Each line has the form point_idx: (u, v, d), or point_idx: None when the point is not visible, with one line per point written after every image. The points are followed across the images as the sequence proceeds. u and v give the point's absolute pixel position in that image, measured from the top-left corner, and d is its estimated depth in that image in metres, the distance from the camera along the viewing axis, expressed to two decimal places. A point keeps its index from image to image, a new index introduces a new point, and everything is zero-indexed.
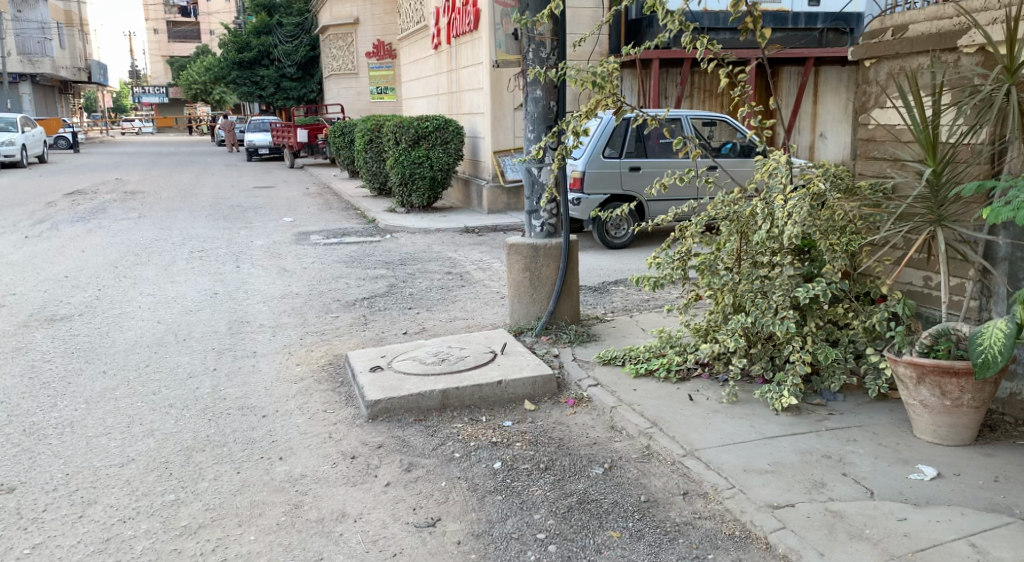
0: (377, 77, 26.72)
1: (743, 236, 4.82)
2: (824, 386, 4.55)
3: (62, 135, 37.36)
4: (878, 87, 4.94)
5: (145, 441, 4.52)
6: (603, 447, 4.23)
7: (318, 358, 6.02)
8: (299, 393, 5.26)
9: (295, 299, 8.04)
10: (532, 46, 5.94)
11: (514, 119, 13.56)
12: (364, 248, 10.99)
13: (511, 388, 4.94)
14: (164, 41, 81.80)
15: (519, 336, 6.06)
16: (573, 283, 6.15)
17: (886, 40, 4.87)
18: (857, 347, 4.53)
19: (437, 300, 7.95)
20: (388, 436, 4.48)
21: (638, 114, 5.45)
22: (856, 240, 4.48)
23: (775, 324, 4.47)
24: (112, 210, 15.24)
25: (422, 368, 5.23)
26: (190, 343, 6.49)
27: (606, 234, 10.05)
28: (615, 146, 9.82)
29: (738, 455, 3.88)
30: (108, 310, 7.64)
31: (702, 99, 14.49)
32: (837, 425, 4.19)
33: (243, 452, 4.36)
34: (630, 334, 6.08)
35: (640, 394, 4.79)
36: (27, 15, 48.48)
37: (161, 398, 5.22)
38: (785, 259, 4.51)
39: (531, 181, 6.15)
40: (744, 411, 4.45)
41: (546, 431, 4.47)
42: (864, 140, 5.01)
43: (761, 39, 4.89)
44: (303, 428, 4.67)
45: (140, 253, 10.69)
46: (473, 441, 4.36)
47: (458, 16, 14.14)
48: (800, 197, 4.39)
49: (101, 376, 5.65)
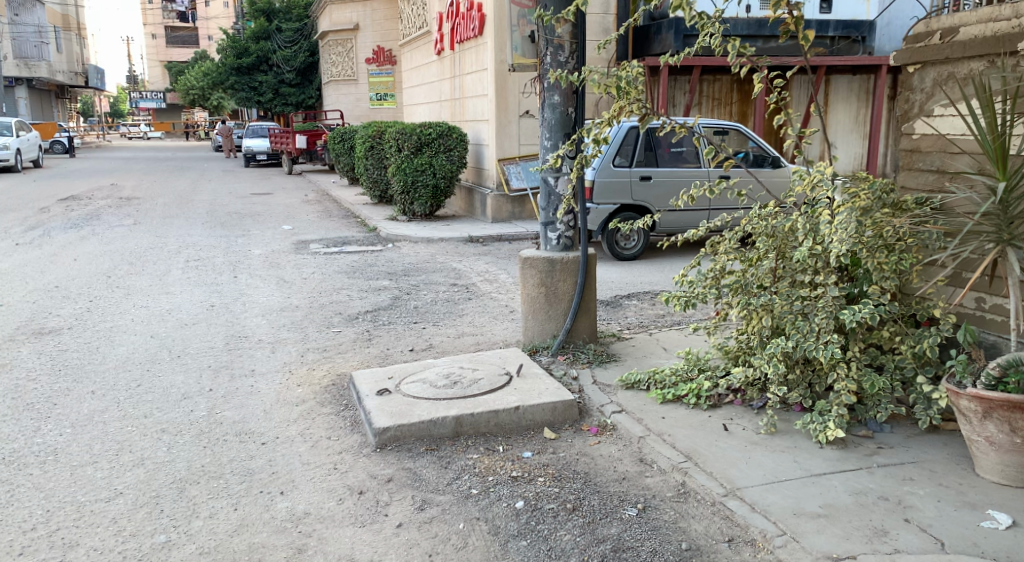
0: (377, 83, 26.25)
1: (781, 255, 4.51)
2: (870, 416, 4.21)
3: (58, 139, 36.95)
4: (924, 94, 4.64)
5: (134, 472, 4.16)
6: (634, 483, 3.89)
7: (321, 378, 5.67)
8: (301, 418, 4.90)
9: (295, 312, 7.69)
10: (550, 49, 5.60)
11: (520, 126, 13.12)
12: (365, 259, 10.66)
13: (529, 414, 4.59)
14: (163, 46, 81.35)
15: (534, 355, 5.71)
16: (590, 299, 5.80)
17: (933, 44, 4.55)
18: (905, 373, 4.19)
19: (443, 313, 7.60)
20: (399, 468, 4.13)
21: (666, 123, 5.00)
22: (906, 259, 4.16)
23: (818, 349, 4.13)
24: (107, 216, 14.87)
25: (432, 391, 4.87)
26: (185, 360, 6.13)
27: (615, 245, 9.73)
28: (625, 156, 9.50)
29: (785, 496, 3.56)
30: (99, 323, 7.29)
31: (711, 107, 14.20)
32: (890, 460, 3.87)
33: (241, 486, 4.00)
34: (652, 354, 5.74)
35: (669, 423, 4.45)
36: (25, 18, 48.13)
37: (154, 421, 4.86)
38: (829, 278, 4.19)
39: (548, 192, 5.77)
40: (784, 443, 4.12)
41: (570, 464, 4.13)
42: (908, 151, 4.72)
43: (803, 41, 4.56)
44: (305, 458, 4.31)
45: (134, 262, 10.31)
46: (490, 476, 4.01)
47: (462, 21, 13.86)
48: (847, 212, 4.08)
49: (90, 397, 5.28)
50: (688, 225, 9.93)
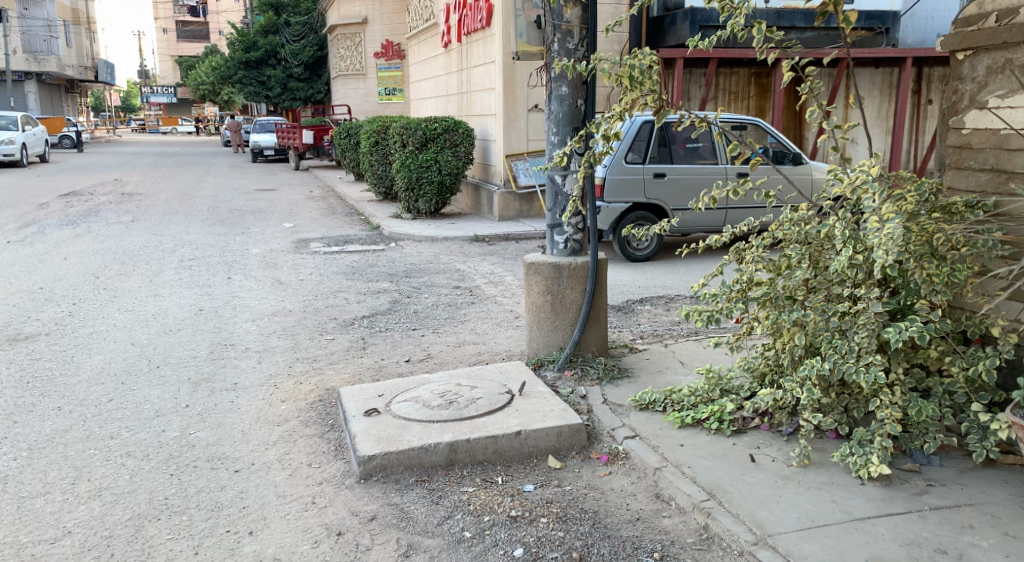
0: (386, 78, 25.59)
1: (816, 265, 4.04)
2: (915, 447, 3.72)
3: (67, 134, 36.74)
4: (975, 84, 4.17)
5: (89, 506, 3.71)
6: (650, 525, 3.45)
7: (307, 393, 5.21)
8: (280, 441, 4.44)
9: (287, 318, 7.25)
10: (558, 35, 5.12)
11: (528, 121, 12.68)
12: (366, 258, 10.23)
13: (532, 440, 4.12)
14: (174, 41, 81.36)
15: (539, 370, 5.23)
16: (600, 309, 5.30)
17: (987, 28, 4.06)
18: (956, 399, 3.71)
19: (445, 319, 7.15)
20: (383, 504, 3.67)
21: (684, 117, 4.42)
22: (960, 269, 3.67)
23: (858, 372, 3.63)
24: (106, 213, 14.49)
25: (425, 413, 4.39)
26: (164, 371, 5.70)
27: (627, 245, 9.26)
28: (638, 152, 9.01)
29: (825, 547, 3.09)
30: (79, 329, 6.86)
31: (727, 101, 13.69)
32: (942, 502, 3.39)
33: (207, 524, 3.56)
34: (668, 368, 5.26)
35: (689, 452, 3.97)
36: (33, 13, 48.26)
37: (120, 443, 4.42)
38: (870, 291, 3.69)
39: (555, 191, 5.32)
40: (820, 478, 3.64)
41: (576, 501, 3.66)
42: (956, 147, 4.27)
43: (843, 24, 4.05)
44: (280, 490, 3.86)
45: (125, 262, 9.89)
46: (486, 515, 3.54)
47: (470, 12, 13.32)
48: (894, 217, 3.58)
49: (54, 415, 4.84)
50: (707, 227, 9.44)
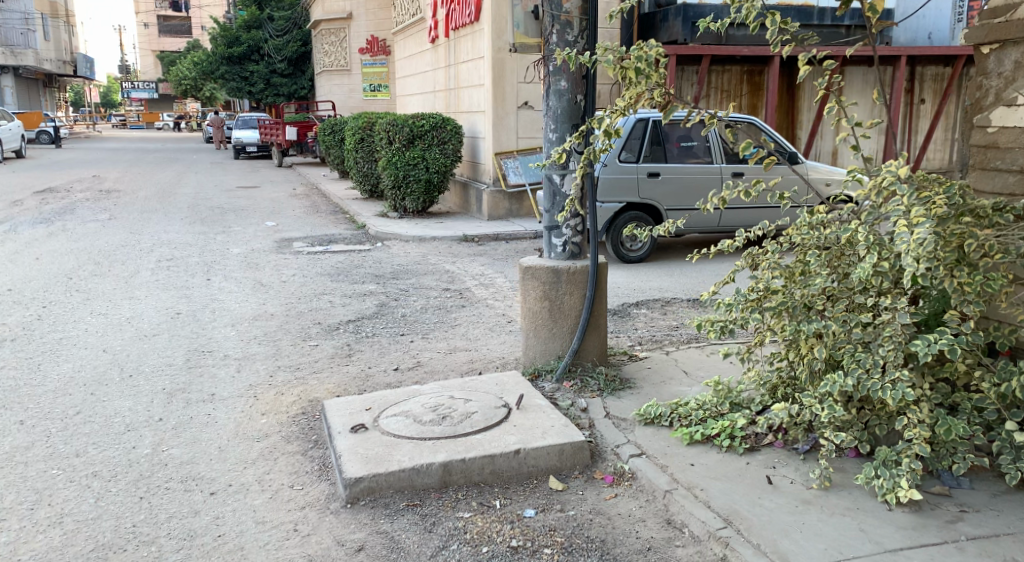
0: (371, 74, 25.01)
1: (835, 271, 3.77)
2: (943, 468, 3.46)
3: (44, 129, 35.95)
4: (1002, 80, 3.92)
5: (47, 535, 3.39)
6: (663, 556, 3.18)
7: (289, 405, 4.89)
8: (260, 459, 4.13)
9: (269, 322, 6.90)
10: (556, 27, 4.83)
11: (518, 118, 12.35)
12: (351, 259, 9.90)
13: (532, 459, 3.83)
14: (154, 35, 80.16)
15: (536, 380, 4.94)
16: (600, 316, 5.01)
17: (1015, 19, 3.81)
18: (987, 415, 3.45)
19: (434, 324, 6.81)
20: (372, 532, 3.37)
21: (694, 114, 4.13)
22: (993, 277, 3.41)
23: (885, 388, 3.36)
24: (82, 210, 14.06)
25: (416, 429, 4.09)
26: (137, 380, 5.36)
27: (620, 246, 8.99)
28: (632, 151, 8.76)
29: None
30: (48, 334, 6.50)
31: (719, 99, 13.43)
32: (978, 530, 3.14)
33: (178, 555, 3.25)
34: (672, 378, 4.98)
35: (701, 472, 3.70)
36: (10, 5, 47.26)
37: (85, 462, 4.09)
38: (896, 301, 3.42)
39: (552, 192, 5.04)
40: (844, 504, 3.37)
41: (582, 529, 3.38)
42: (981, 146, 4.02)
43: (871, 13, 3.71)
44: (259, 515, 3.55)
45: (100, 262, 9.50)
46: (484, 546, 3.25)
47: (458, 7, 12.99)
48: (925, 221, 3.30)
49: (15, 431, 4.50)
50: (702, 228, 9.17)
